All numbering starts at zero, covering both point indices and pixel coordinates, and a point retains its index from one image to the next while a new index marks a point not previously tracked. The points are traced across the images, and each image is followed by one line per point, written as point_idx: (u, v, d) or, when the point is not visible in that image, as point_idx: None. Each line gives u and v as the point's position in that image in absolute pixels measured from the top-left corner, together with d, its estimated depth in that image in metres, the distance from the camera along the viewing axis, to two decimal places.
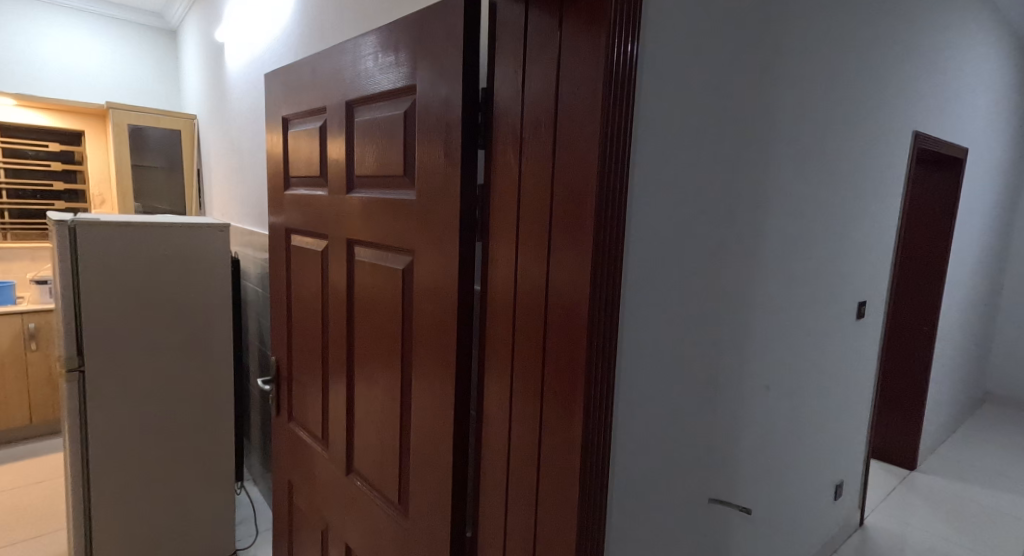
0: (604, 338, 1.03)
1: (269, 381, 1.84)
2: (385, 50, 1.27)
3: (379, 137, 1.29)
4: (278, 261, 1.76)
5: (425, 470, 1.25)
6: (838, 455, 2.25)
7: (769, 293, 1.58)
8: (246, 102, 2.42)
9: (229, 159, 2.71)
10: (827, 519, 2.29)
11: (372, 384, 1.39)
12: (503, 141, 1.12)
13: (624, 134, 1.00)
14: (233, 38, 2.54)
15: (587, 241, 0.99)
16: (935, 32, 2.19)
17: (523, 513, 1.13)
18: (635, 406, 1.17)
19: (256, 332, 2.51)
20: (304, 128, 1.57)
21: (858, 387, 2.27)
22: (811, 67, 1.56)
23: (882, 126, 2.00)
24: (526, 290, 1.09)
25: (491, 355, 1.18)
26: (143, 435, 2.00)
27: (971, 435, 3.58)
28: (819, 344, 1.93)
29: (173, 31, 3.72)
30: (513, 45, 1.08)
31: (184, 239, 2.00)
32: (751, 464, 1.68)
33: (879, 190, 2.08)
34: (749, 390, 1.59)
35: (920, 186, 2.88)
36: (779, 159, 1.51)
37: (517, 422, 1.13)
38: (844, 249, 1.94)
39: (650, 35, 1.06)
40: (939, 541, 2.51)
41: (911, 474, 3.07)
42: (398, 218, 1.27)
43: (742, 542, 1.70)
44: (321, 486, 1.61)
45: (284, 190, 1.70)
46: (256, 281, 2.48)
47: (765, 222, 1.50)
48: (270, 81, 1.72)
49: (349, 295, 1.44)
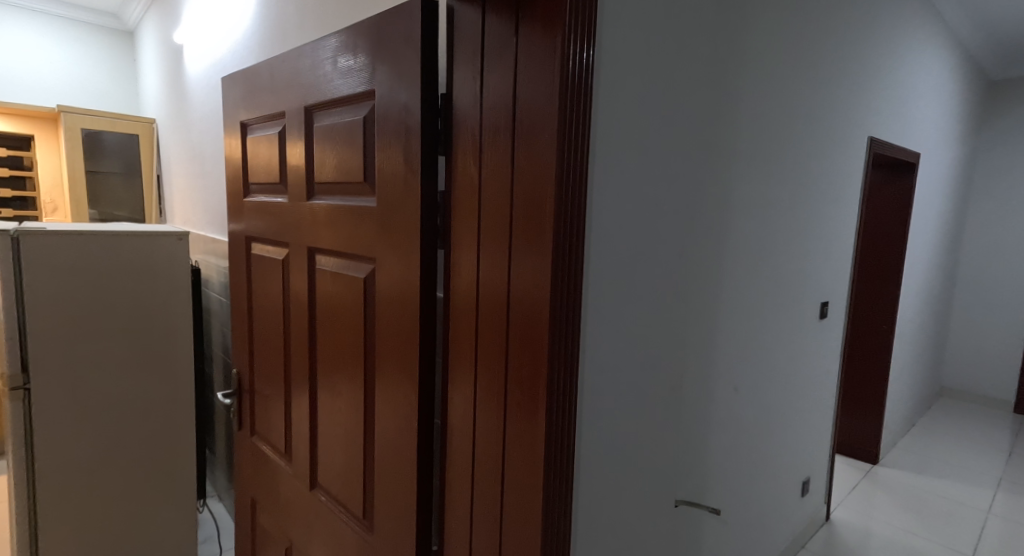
0: (566, 345, 1.03)
1: (229, 394, 1.78)
2: (345, 53, 1.24)
3: (340, 142, 1.27)
4: (237, 271, 1.71)
5: (390, 481, 1.22)
6: (804, 453, 2.29)
7: (732, 295, 1.60)
8: (207, 105, 2.36)
9: (189, 164, 2.64)
10: (795, 516, 2.32)
11: (335, 395, 1.35)
12: (463, 147, 1.10)
13: (582, 138, 1.00)
14: (192, 40, 2.47)
15: (547, 246, 0.98)
16: (888, 43, 2.27)
17: (487, 523, 1.11)
18: (599, 412, 1.16)
19: (220, 344, 2.44)
20: (262, 133, 1.53)
21: (821, 385, 2.32)
22: (768, 74, 1.59)
23: (839, 132, 2.05)
24: (488, 297, 1.08)
25: (455, 364, 1.16)
26: (97, 452, 1.91)
27: (929, 429, 3.70)
28: (784, 345, 1.96)
29: (131, 32, 3.60)
30: (471, 52, 1.07)
31: (141, 249, 1.92)
32: (719, 466, 1.70)
33: (838, 194, 2.13)
34: (715, 391, 1.60)
35: (878, 189, 2.96)
36: (739, 163, 1.53)
37: (480, 431, 1.11)
38: (805, 250, 1.98)
39: (608, 40, 1.06)
40: (901, 532, 2.58)
41: (874, 468, 3.15)
42: (358, 227, 1.24)
43: (711, 542, 1.71)
44: (285, 503, 1.57)
45: (244, 197, 1.65)
46: (218, 290, 2.41)
47: (727, 226, 1.52)
48: (228, 84, 1.68)
49: (310, 304, 1.40)
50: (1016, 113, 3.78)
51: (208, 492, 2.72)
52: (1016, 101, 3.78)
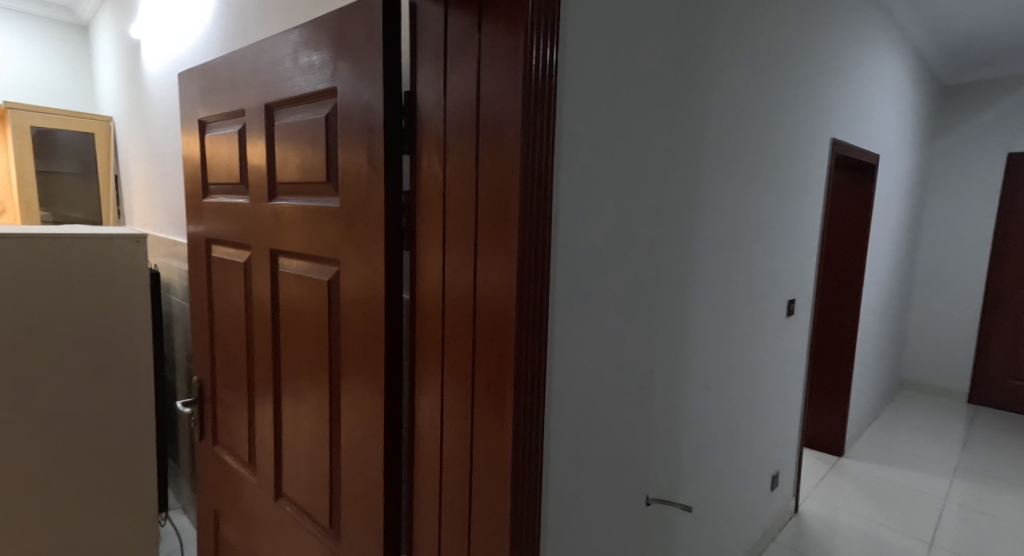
0: (534, 345, 1.01)
1: (189, 403, 1.72)
2: (306, 50, 1.20)
3: (302, 139, 1.23)
4: (197, 273, 1.65)
5: (356, 488, 1.19)
6: (773, 447, 2.32)
7: (700, 295, 1.61)
8: (167, 103, 2.27)
9: (149, 164, 2.54)
10: (765, 510, 2.36)
11: (300, 402, 1.31)
12: (427, 147, 1.07)
13: (546, 135, 0.98)
14: (150, 36, 2.38)
15: (512, 246, 0.96)
16: (848, 49, 2.33)
17: (456, 529, 1.09)
18: (568, 413, 1.15)
19: (182, 351, 2.35)
20: (221, 131, 1.48)
21: (789, 380, 2.35)
22: (733, 75, 1.60)
23: (803, 133, 2.09)
24: (454, 298, 1.06)
25: (422, 367, 1.13)
26: (51, 469, 1.78)
27: (891, 420, 3.80)
28: (753, 343, 1.99)
29: (85, 26, 3.45)
30: (434, 49, 1.04)
31: (95, 253, 1.78)
32: (691, 464, 1.71)
33: (802, 194, 2.17)
34: (686, 389, 1.61)
35: (841, 189, 3.03)
36: (706, 164, 1.54)
37: (448, 435, 1.09)
38: (772, 248, 2.01)
39: (573, 39, 1.05)
40: (866, 522, 2.63)
41: (839, 460, 3.22)
42: (322, 227, 1.20)
43: (682, 539, 1.72)
44: (249, 514, 1.51)
45: (204, 197, 1.59)
46: (180, 294, 2.32)
47: (696, 225, 1.53)
48: (186, 80, 1.61)
49: (273, 309, 1.36)
50: (967, 117, 3.93)
51: (170, 504, 2.62)
52: (968, 105, 3.92)
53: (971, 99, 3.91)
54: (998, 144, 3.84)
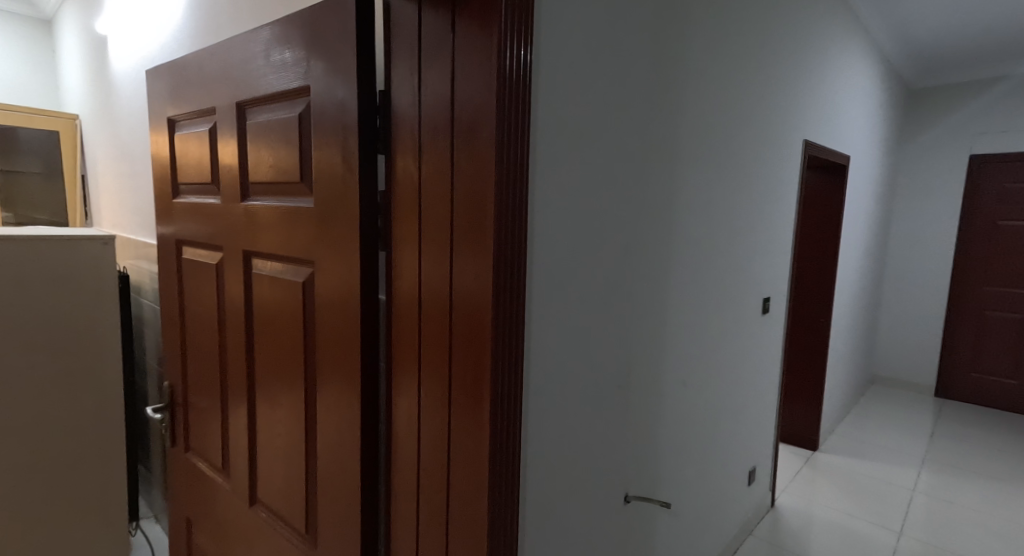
0: (510, 345, 1.01)
1: (160, 409, 1.68)
2: (278, 47, 1.18)
3: (275, 138, 1.21)
4: (168, 276, 1.61)
5: (332, 492, 1.17)
6: (750, 443, 2.35)
7: (678, 294, 1.63)
8: (135, 101, 2.21)
9: (117, 165, 2.48)
10: (742, 504, 2.39)
11: (275, 405, 1.29)
12: (403, 147, 1.06)
13: (521, 136, 0.98)
14: (117, 33, 2.32)
15: (488, 246, 0.96)
16: (819, 53, 2.38)
17: (434, 532, 1.08)
18: (546, 413, 1.15)
19: (153, 355, 2.29)
20: (191, 130, 1.45)
21: (765, 377, 2.39)
22: (707, 77, 1.62)
23: (777, 134, 2.12)
24: (431, 299, 1.05)
25: (399, 370, 1.12)
26: (16, 477, 1.71)
27: (864, 415, 3.89)
28: (729, 340, 2.01)
29: (48, 21, 3.34)
30: (408, 48, 1.03)
31: (61, 256, 1.71)
32: (669, 461, 1.72)
33: (776, 194, 2.20)
34: (665, 386, 1.63)
35: (814, 189, 3.09)
36: (682, 164, 1.55)
37: (425, 437, 1.08)
38: (747, 247, 2.04)
39: (547, 41, 1.05)
40: (840, 515, 2.69)
41: (814, 455, 3.29)
42: (296, 228, 1.18)
43: (662, 537, 1.73)
44: (224, 523, 1.48)
45: (174, 197, 1.55)
46: (150, 297, 2.27)
47: (673, 225, 1.55)
48: (154, 77, 1.57)
49: (247, 311, 1.33)
50: (933, 120, 4.05)
51: (142, 513, 2.56)
52: (932, 109, 4.05)
53: (936, 102, 4.03)
54: (962, 145, 3.95)
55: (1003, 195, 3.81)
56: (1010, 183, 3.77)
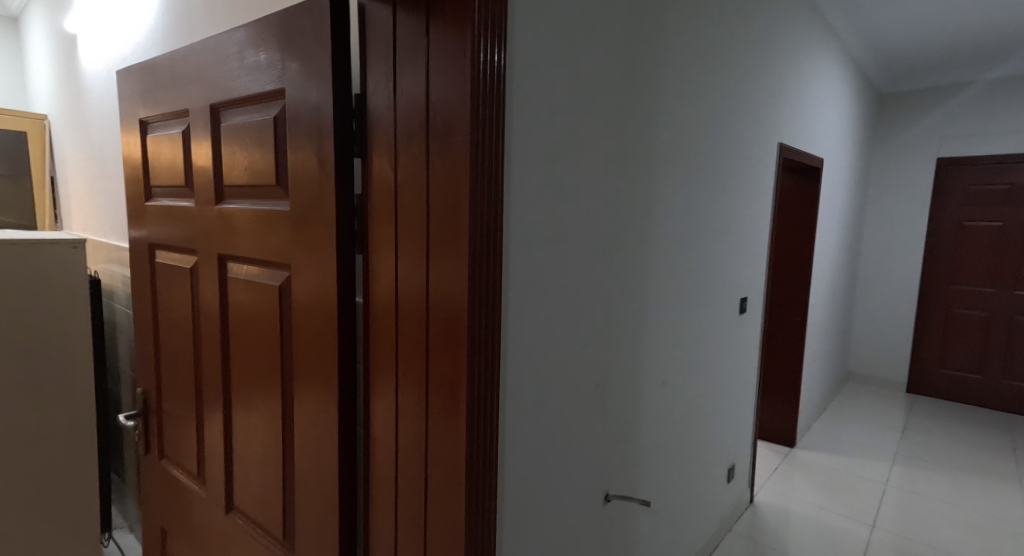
0: (486, 347, 1.01)
1: (134, 415, 1.65)
2: (253, 49, 1.17)
3: (249, 141, 1.19)
4: (141, 281, 1.58)
5: (310, 497, 1.17)
6: (728, 441, 2.38)
7: (656, 295, 1.65)
8: (107, 102, 2.17)
9: (88, 167, 2.42)
10: (721, 501, 2.42)
11: (251, 411, 1.28)
12: (378, 150, 1.06)
13: (496, 139, 0.98)
14: (87, 33, 2.27)
15: (463, 248, 0.96)
16: (792, 58, 2.42)
17: (412, 534, 1.08)
18: (524, 413, 1.15)
19: (127, 361, 2.24)
20: (164, 132, 1.43)
21: (742, 376, 2.42)
22: (682, 81, 1.65)
23: (752, 136, 2.16)
24: (407, 302, 1.05)
25: (377, 373, 1.12)
26: None
27: (840, 412, 3.96)
28: (706, 339, 2.04)
29: (14, 18, 3.25)
30: (383, 51, 1.03)
31: (31, 261, 1.67)
32: (650, 459, 1.74)
33: (752, 196, 2.24)
34: (645, 386, 1.65)
35: (789, 191, 3.15)
36: (658, 166, 1.57)
37: (403, 439, 1.08)
38: (724, 248, 2.07)
39: (521, 45, 1.06)
40: (817, 509, 2.74)
41: (792, 451, 3.34)
42: (272, 231, 1.17)
43: (642, 535, 1.75)
44: (200, 531, 1.46)
45: (146, 201, 1.53)
46: (123, 301, 2.22)
47: (650, 226, 1.57)
48: (126, 78, 1.54)
49: (222, 315, 1.31)
50: (904, 123, 4.15)
51: (115, 522, 2.50)
52: (903, 113, 4.15)
53: (906, 106, 4.13)
54: (930, 148, 4.06)
55: (969, 197, 3.93)
56: (976, 185, 3.89)
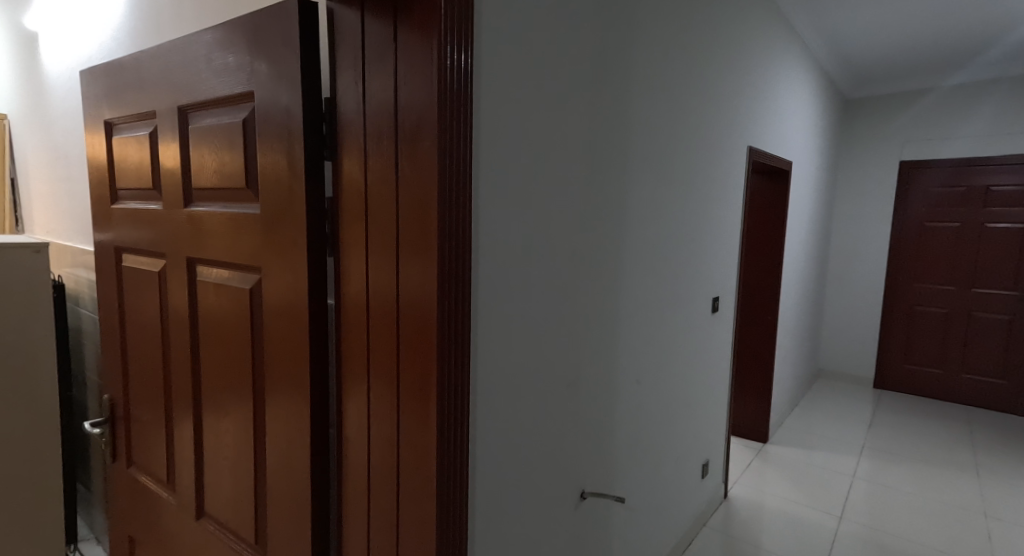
0: (456, 347, 1.02)
1: (100, 423, 1.61)
2: (221, 51, 1.16)
3: (218, 143, 1.18)
4: (107, 286, 1.55)
5: (282, 499, 1.16)
6: (702, 437, 2.42)
7: (629, 294, 1.68)
8: (71, 102, 2.12)
9: (51, 168, 2.36)
10: (695, 497, 2.46)
11: (222, 415, 1.26)
12: (348, 152, 1.06)
13: (464, 142, 0.99)
14: (50, 32, 2.21)
15: (432, 249, 0.97)
16: (760, 64, 2.49)
17: (384, 535, 1.08)
18: (495, 413, 1.17)
19: (93, 367, 2.19)
20: (130, 133, 1.40)
21: (715, 373, 2.47)
22: (652, 85, 1.68)
23: (722, 139, 2.21)
24: (378, 303, 1.05)
25: (348, 374, 1.12)
26: None
27: (810, 408, 4.06)
28: (679, 338, 2.07)
29: None
30: (353, 54, 1.04)
31: None
32: (624, 456, 1.77)
33: (722, 197, 2.29)
34: (619, 384, 1.68)
35: (759, 193, 3.22)
36: (629, 168, 1.60)
37: (375, 440, 1.08)
38: (695, 248, 2.11)
39: (489, 50, 1.07)
40: (787, 502, 2.81)
41: (764, 447, 3.41)
42: (241, 233, 1.17)
43: (617, 531, 1.77)
44: (169, 538, 1.44)
45: (113, 203, 1.50)
46: (89, 306, 2.17)
47: (622, 227, 1.60)
48: (90, 78, 1.51)
49: (191, 319, 1.30)
50: (869, 127, 4.27)
51: (81, 534, 2.43)
52: (868, 117, 4.27)
53: (871, 111, 4.26)
54: (894, 151, 4.19)
55: (930, 198, 4.07)
56: (936, 187, 4.04)
